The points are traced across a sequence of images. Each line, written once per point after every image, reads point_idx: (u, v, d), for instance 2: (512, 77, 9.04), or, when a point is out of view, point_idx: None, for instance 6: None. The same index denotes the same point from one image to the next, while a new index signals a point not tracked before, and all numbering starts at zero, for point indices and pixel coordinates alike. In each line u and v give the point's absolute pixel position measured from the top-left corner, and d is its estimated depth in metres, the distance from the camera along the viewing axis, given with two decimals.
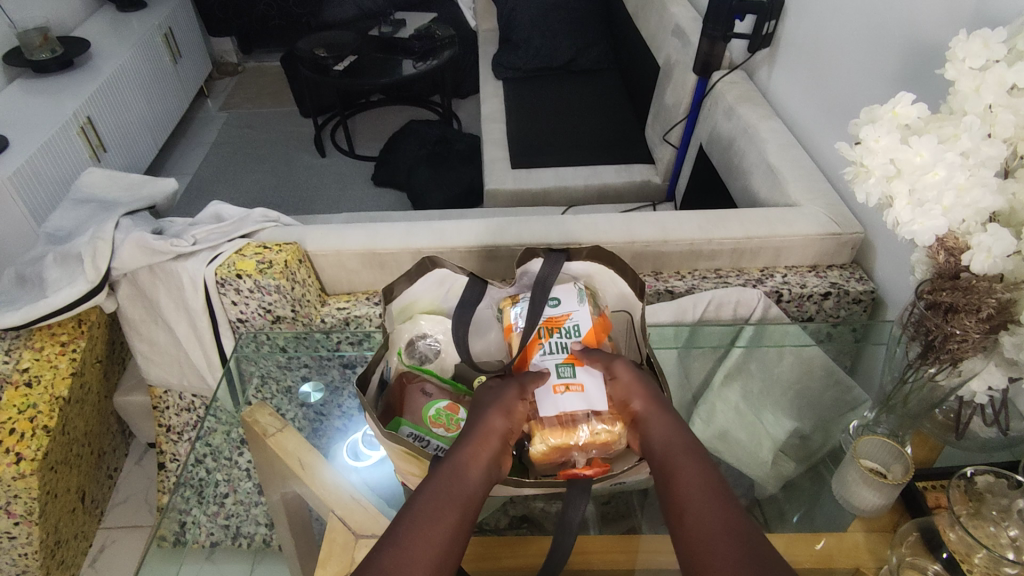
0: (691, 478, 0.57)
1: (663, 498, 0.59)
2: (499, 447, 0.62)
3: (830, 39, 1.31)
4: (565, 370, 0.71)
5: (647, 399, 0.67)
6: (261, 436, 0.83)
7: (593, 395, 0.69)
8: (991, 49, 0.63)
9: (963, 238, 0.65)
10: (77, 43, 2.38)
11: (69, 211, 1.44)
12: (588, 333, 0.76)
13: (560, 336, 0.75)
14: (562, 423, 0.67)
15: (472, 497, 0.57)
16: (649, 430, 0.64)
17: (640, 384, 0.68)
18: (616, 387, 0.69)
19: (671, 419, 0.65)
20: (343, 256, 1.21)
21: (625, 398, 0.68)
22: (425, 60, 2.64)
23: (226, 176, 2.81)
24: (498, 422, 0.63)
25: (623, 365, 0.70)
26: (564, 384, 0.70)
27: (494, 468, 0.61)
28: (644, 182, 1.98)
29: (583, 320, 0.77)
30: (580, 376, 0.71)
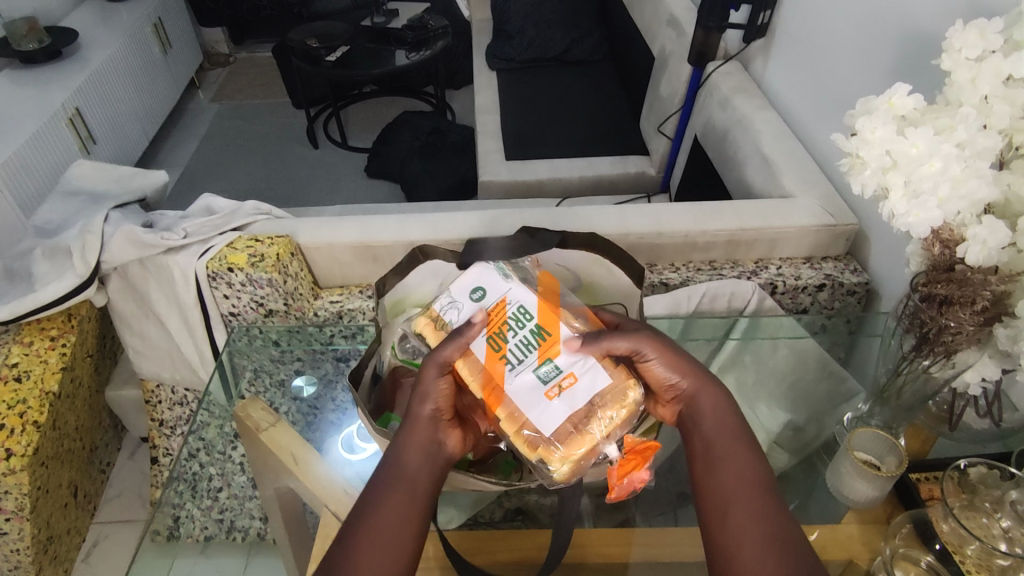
0: (735, 470, 0.58)
1: (700, 476, 0.60)
2: (430, 425, 0.61)
3: (825, 29, 1.30)
4: (547, 367, 0.59)
5: (693, 378, 0.63)
6: (254, 431, 0.83)
7: (589, 376, 0.59)
8: (987, 39, 0.62)
9: (958, 230, 0.64)
10: (65, 33, 2.35)
11: (57, 204, 1.42)
12: (540, 309, 0.63)
13: (515, 334, 0.62)
14: (580, 431, 0.57)
15: (415, 480, 0.58)
16: (698, 411, 0.62)
17: (681, 363, 0.63)
18: (651, 370, 0.62)
19: (719, 398, 0.63)
20: (335, 249, 1.20)
21: (665, 379, 0.63)
22: (418, 50, 2.61)
23: (218, 168, 2.78)
24: (423, 406, 0.61)
25: (650, 342, 0.62)
26: (555, 386, 0.58)
27: (433, 448, 0.60)
28: (638, 174, 1.97)
29: (526, 300, 0.64)
30: (564, 366, 0.59)
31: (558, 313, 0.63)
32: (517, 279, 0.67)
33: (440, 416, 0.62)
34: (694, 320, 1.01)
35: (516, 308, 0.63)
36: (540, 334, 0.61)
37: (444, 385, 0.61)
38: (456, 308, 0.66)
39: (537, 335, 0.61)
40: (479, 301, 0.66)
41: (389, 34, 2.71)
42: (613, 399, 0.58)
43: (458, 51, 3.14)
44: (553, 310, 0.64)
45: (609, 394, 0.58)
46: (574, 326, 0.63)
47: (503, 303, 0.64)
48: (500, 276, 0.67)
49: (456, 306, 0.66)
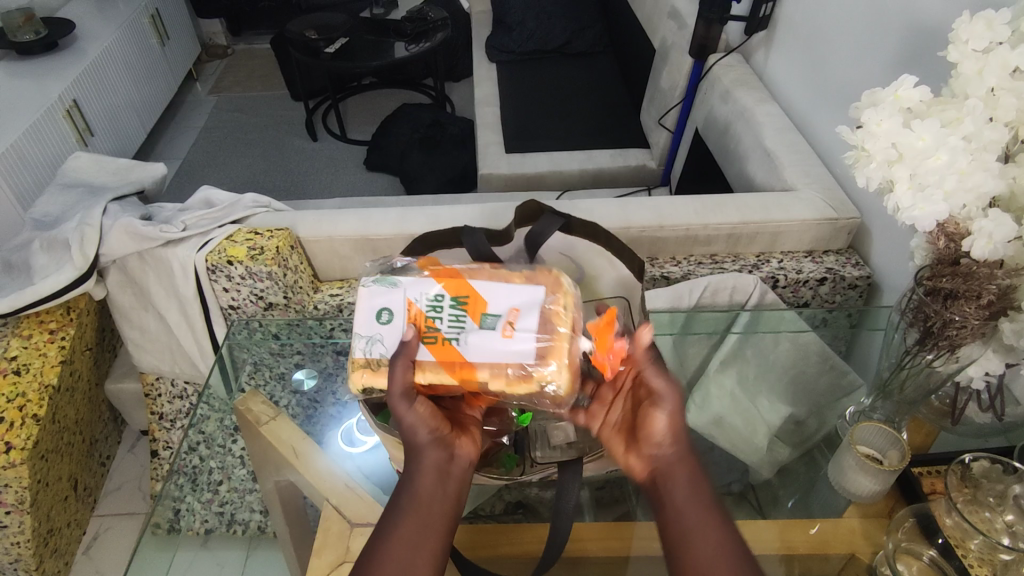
0: (709, 543, 0.56)
1: (671, 544, 0.58)
2: (432, 448, 0.62)
3: (828, 21, 1.29)
4: (489, 318, 0.62)
5: (681, 449, 0.64)
6: (253, 424, 0.86)
7: (524, 297, 0.63)
8: (995, 31, 0.61)
9: (964, 223, 0.64)
10: (61, 24, 2.33)
11: (56, 196, 1.41)
12: (445, 285, 0.64)
13: (442, 320, 0.63)
14: (555, 345, 0.61)
15: (434, 502, 0.60)
16: (672, 478, 0.62)
17: (683, 430, 0.65)
18: (655, 417, 0.64)
19: (696, 475, 0.62)
20: (335, 242, 1.19)
21: (657, 434, 0.64)
22: (418, 42, 2.60)
23: (217, 161, 2.77)
24: (418, 432, 0.61)
25: (674, 398, 0.65)
26: (505, 324, 0.62)
27: (442, 466, 0.62)
28: (639, 167, 1.97)
29: (426, 286, 0.64)
30: (502, 308, 0.63)
31: (459, 276, 0.65)
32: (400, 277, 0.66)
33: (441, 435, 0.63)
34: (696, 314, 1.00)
35: (425, 300, 0.64)
36: (461, 301, 0.63)
37: (423, 410, 0.61)
38: (377, 338, 0.64)
39: (459, 303, 0.63)
40: (390, 322, 0.64)
41: (389, 26, 2.70)
42: (556, 304, 0.64)
43: (457, 43, 3.12)
44: (452, 275, 0.65)
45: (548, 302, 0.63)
46: (477, 274, 0.66)
47: (412, 304, 0.64)
48: (386, 286, 0.65)
49: (377, 340, 0.64)
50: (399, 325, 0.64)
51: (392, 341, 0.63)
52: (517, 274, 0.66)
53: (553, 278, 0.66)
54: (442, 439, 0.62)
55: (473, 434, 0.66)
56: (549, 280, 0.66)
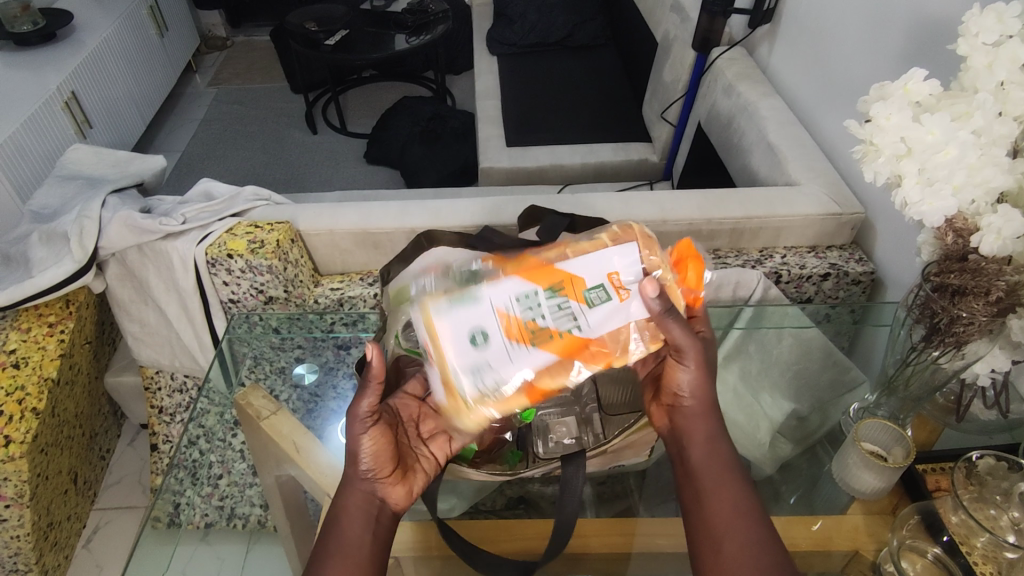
0: (724, 494, 0.62)
1: (690, 496, 0.64)
2: (365, 487, 0.63)
3: (834, 14, 1.28)
4: (594, 293, 0.59)
5: (700, 402, 0.67)
6: (254, 419, 0.84)
7: (616, 258, 0.61)
8: (1006, 24, 0.61)
9: (972, 219, 0.63)
10: (60, 15, 2.32)
11: (54, 188, 1.40)
12: (533, 279, 0.59)
13: (546, 314, 0.58)
14: (670, 291, 0.64)
15: (349, 545, 0.60)
16: (688, 432, 0.67)
17: (703, 388, 0.66)
18: (677, 372, 0.66)
19: (714, 432, 0.67)
20: (336, 235, 1.19)
21: (678, 388, 0.67)
22: (418, 34, 2.58)
23: (216, 153, 2.76)
24: (359, 469, 0.62)
25: (696, 352, 0.64)
26: (620, 290, 0.59)
27: (370, 510, 0.63)
28: (641, 161, 1.96)
29: (511, 288, 0.59)
30: (602, 279, 0.60)
31: (536, 265, 0.60)
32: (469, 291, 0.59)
33: (379, 477, 0.63)
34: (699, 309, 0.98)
35: (519, 304, 0.58)
36: (558, 288, 0.59)
37: (373, 445, 0.62)
38: (484, 364, 0.57)
39: (557, 292, 0.59)
40: (489, 341, 0.57)
41: (389, 18, 2.68)
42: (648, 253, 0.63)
43: (458, 36, 3.10)
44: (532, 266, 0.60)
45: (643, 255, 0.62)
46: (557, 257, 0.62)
47: (504, 310, 0.58)
48: (466, 305, 0.58)
49: (486, 368, 0.57)
50: (504, 341, 0.57)
51: (506, 360, 0.57)
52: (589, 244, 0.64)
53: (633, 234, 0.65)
54: (377, 480, 0.63)
55: (415, 480, 0.67)
56: (630, 237, 0.65)
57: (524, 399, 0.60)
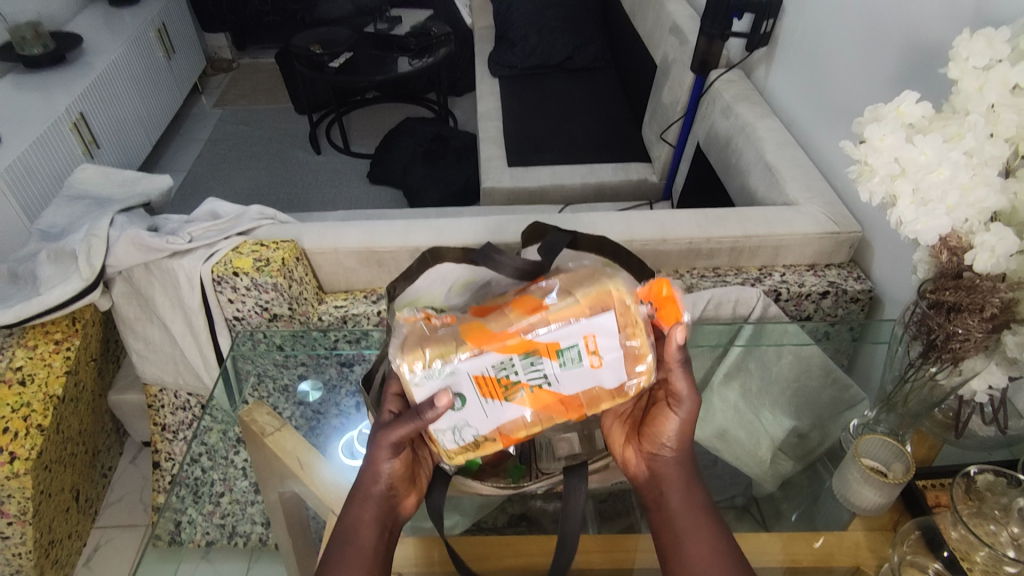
0: (703, 547, 0.64)
1: (668, 547, 0.66)
2: (382, 501, 0.65)
3: (829, 39, 1.31)
4: (567, 352, 0.58)
5: (680, 451, 0.68)
6: (259, 435, 0.85)
7: (594, 325, 0.58)
8: (995, 48, 0.63)
9: (966, 237, 0.64)
10: (70, 38, 2.36)
11: (61, 207, 1.42)
12: (508, 348, 0.58)
13: (519, 377, 0.59)
14: (644, 351, 0.61)
15: (372, 558, 0.63)
16: (668, 480, 0.68)
17: (686, 438, 0.68)
18: (669, 420, 0.67)
19: (689, 481, 0.68)
20: (340, 254, 1.20)
21: (665, 437, 0.67)
22: (422, 57, 2.62)
23: (221, 173, 2.79)
24: (375, 487, 0.65)
25: (693, 407, 0.66)
26: (592, 356, 0.59)
27: (387, 521, 0.66)
28: (641, 181, 1.98)
29: (486, 357, 0.58)
30: (577, 341, 0.58)
31: (512, 329, 0.58)
32: (445, 362, 0.59)
33: (392, 491, 0.66)
34: (700, 326, 0.98)
35: (493, 369, 0.58)
36: (531, 355, 0.58)
37: (394, 467, 0.65)
38: (462, 424, 0.61)
39: (530, 354, 0.58)
40: (466, 405, 0.60)
41: (392, 41, 2.72)
42: (627, 313, 0.60)
43: (460, 58, 3.15)
44: (506, 331, 0.59)
45: (621, 319, 0.59)
46: (533, 316, 0.59)
47: (479, 375, 0.59)
48: (442, 377, 0.59)
49: (465, 427, 0.61)
50: (479, 403, 0.60)
51: (481, 418, 0.60)
52: (569, 300, 0.59)
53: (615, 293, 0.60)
54: (396, 496, 0.66)
55: (423, 485, 0.70)
56: (613, 298, 0.60)
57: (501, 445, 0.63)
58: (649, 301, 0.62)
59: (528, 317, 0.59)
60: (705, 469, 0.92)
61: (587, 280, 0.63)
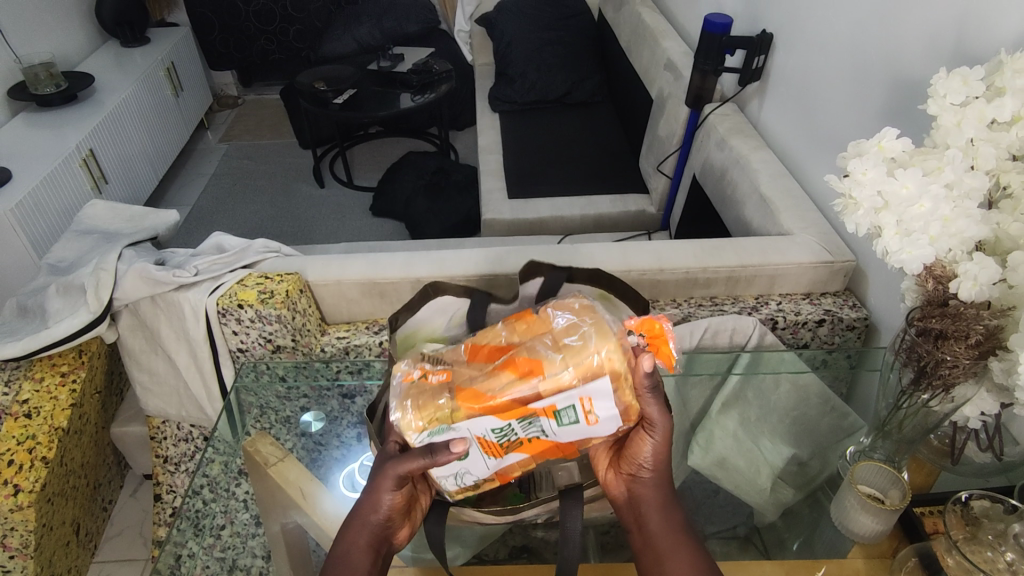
0: (682, 566, 0.65)
1: (647, 566, 0.67)
2: (379, 530, 0.66)
3: (818, 74, 1.35)
4: (564, 414, 0.59)
5: (658, 470, 0.69)
6: (262, 465, 0.90)
7: (592, 390, 0.58)
8: (970, 85, 0.66)
9: (950, 266, 0.67)
10: (81, 78, 2.43)
11: (71, 242, 1.45)
12: (505, 416, 0.58)
13: (518, 435, 0.60)
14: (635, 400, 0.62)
15: None
16: (646, 501, 0.68)
17: (663, 458, 0.68)
18: (644, 443, 0.67)
19: (667, 500, 0.69)
20: (343, 286, 1.22)
21: (642, 459, 0.68)
22: (424, 93, 2.68)
23: (226, 207, 2.83)
24: (373, 515, 0.66)
25: (666, 429, 0.66)
26: (586, 414, 0.59)
27: (380, 549, 0.67)
28: (639, 212, 2.01)
29: (484, 425, 0.59)
30: (574, 405, 0.58)
31: (508, 397, 0.58)
32: (445, 428, 0.60)
33: (389, 521, 0.67)
34: (696, 356, 1.00)
35: (493, 433, 0.60)
36: (528, 420, 0.59)
37: (395, 498, 0.66)
38: (464, 471, 0.64)
39: (527, 419, 0.59)
40: (467, 459, 0.62)
41: (395, 77, 2.80)
42: (618, 372, 0.59)
43: (462, 94, 3.22)
44: (502, 399, 0.58)
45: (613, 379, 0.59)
46: (526, 384, 0.58)
47: (481, 439, 0.60)
48: (443, 436, 0.61)
49: (466, 474, 0.64)
50: (479, 456, 0.62)
51: (480, 466, 0.63)
52: (561, 364, 0.58)
53: (607, 354, 0.59)
54: (391, 526, 0.67)
55: (418, 518, 0.71)
56: (604, 358, 0.59)
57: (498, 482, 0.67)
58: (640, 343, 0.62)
59: (523, 383, 0.58)
60: None
61: (577, 333, 0.61)
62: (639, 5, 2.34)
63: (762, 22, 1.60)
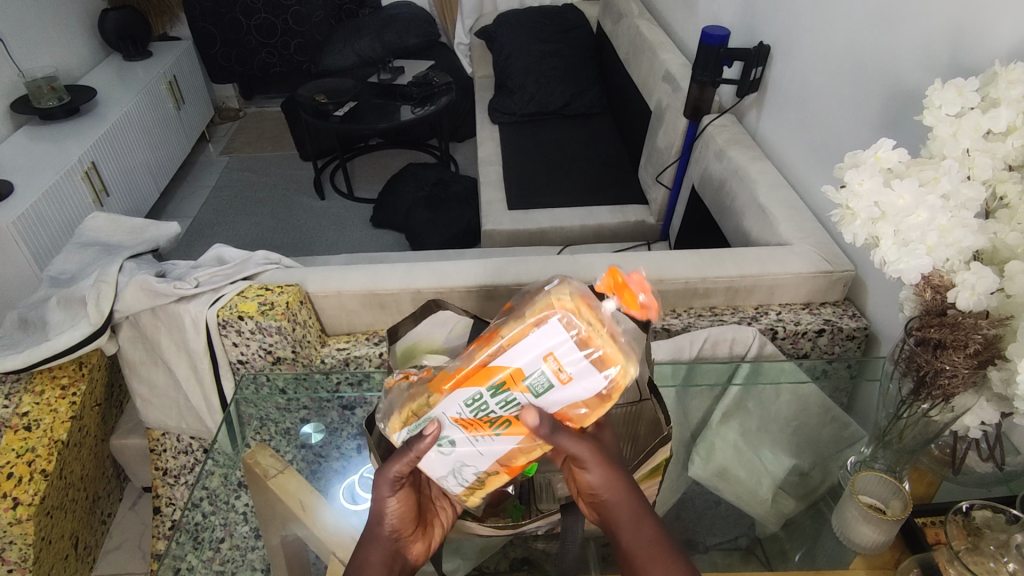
0: None
1: None
2: (390, 544, 0.65)
3: (816, 84, 1.36)
4: (534, 376, 0.54)
5: (617, 490, 0.63)
6: (261, 478, 0.85)
7: (545, 341, 0.53)
8: (966, 96, 0.66)
9: (948, 275, 0.67)
10: (84, 92, 2.45)
11: (72, 254, 1.46)
12: (471, 385, 0.56)
13: (498, 409, 0.57)
14: (612, 350, 0.55)
15: None
16: (618, 522, 0.63)
17: (613, 478, 0.63)
18: (584, 477, 0.63)
19: (638, 512, 0.63)
20: (343, 297, 1.23)
21: (592, 489, 0.63)
22: (424, 105, 2.70)
23: (227, 219, 2.84)
24: (380, 527, 0.65)
25: (593, 457, 0.61)
26: (554, 370, 0.54)
27: (394, 565, 0.65)
28: (638, 223, 2.02)
29: (455, 399, 0.57)
30: (537, 364, 0.54)
31: (473, 365, 0.56)
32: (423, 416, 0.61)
33: (399, 534, 0.66)
34: (697, 365, 0.99)
35: (465, 411, 0.57)
36: (498, 387, 0.55)
37: (400, 508, 0.65)
38: (460, 465, 0.62)
39: (497, 387, 0.55)
40: (455, 445, 0.60)
41: (395, 90, 2.82)
42: (578, 317, 0.54)
43: (462, 106, 3.24)
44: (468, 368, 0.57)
45: (572, 324, 0.54)
46: (486, 348, 0.56)
47: (458, 417, 0.58)
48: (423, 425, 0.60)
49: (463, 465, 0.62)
50: (467, 444, 0.60)
51: (475, 456, 0.61)
52: (517, 322, 0.56)
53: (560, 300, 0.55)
54: (402, 540, 0.66)
55: (433, 534, 0.70)
56: (557, 305, 0.55)
57: (506, 475, 0.63)
58: (611, 294, 0.58)
59: (486, 349, 0.56)
60: None
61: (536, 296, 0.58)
62: (638, 18, 2.36)
63: (759, 34, 1.62)
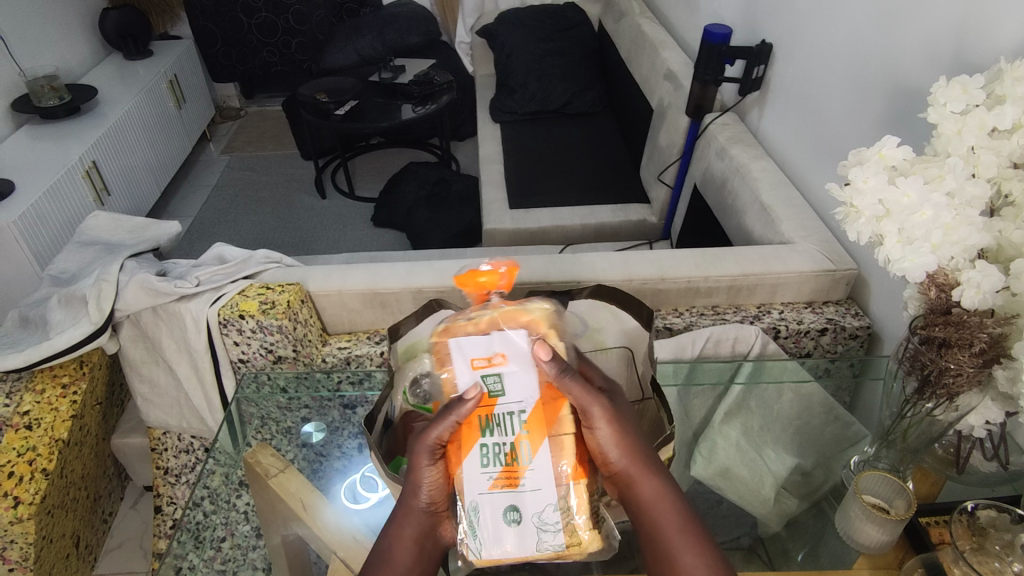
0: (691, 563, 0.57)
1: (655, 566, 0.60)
2: (425, 518, 0.61)
3: (818, 82, 1.35)
4: (489, 383, 0.58)
5: (632, 457, 0.61)
6: (262, 476, 0.87)
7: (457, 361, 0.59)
8: (970, 94, 0.66)
9: (953, 274, 0.67)
10: (85, 91, 2.45)
11: (73, 253, 1.46)
12: (468, 447, 0.57)
13: (505, 439, 0.57)
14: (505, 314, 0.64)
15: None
16: (635, 494, 0.61)
17: (627, 443, 0.61)
18: (595, 436, 0.60)
19: (656, 485, 0.61)
20: (344, 295, 1.22)
21: (604, 453, 0.61)
22: (425, 103, 2.69)
23: (228, 219, 2.84)
24: (415, 499, 0.61)
25: (603, 410, 0.60)
26: (486, 360, 0.59)
27: (426, 542, 0.61)
28: (639, 222, 2.01)
29: (472, 473, 0.57)
30: (474, 375, 0.58)
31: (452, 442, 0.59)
32: (472, 521, 0.57)
33: (436, 508, 0.61)
34: (697, 365, 1.01)
35: (491, 470, 0.57)
36: (484, 423, 0.57)
37: (439, 480, 0.60)
38: (537, 515, 0.57)
39: (486, 425, 0.57)
40: (516, 505, 0.57)
41: (397, 89, 2.81)
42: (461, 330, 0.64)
43: (463, 104, 3.24)
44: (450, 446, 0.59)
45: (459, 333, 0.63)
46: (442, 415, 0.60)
47: (492, 482, 0.57)
48: (479, 527, 0.57)
49: (540, 515, 0.57)
50: (521, 493, 0.57)
51: (537, 494, 0.57)
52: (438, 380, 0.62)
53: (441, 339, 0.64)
54: (439, 513, 0.62)
55: None
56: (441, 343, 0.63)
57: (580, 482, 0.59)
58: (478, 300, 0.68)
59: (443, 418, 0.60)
60: (710, 509, 0.91)
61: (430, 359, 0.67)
62: (639, 16, 2.35)
63: (761, 32, 1.61)
